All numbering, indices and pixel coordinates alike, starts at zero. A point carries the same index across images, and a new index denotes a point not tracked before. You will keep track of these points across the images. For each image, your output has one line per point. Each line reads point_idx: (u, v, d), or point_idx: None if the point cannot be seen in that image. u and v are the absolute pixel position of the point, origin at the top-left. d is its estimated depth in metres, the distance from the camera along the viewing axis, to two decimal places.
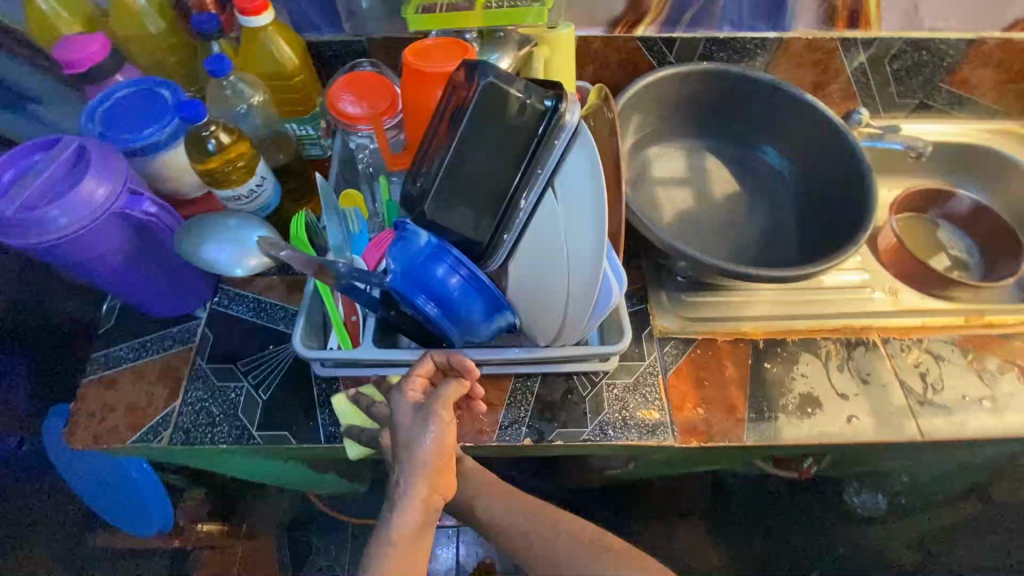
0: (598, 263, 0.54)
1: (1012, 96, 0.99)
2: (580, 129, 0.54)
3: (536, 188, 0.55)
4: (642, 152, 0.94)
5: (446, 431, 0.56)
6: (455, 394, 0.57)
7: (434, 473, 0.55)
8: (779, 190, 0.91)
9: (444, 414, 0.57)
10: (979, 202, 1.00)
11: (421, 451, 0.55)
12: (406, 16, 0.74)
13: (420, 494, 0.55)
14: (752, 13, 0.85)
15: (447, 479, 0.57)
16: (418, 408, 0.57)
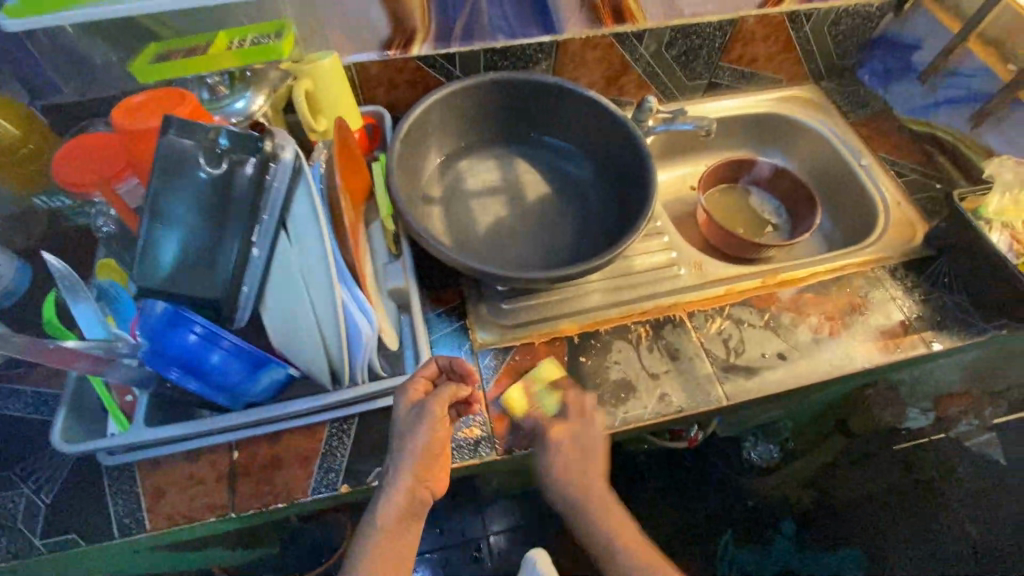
0: (335, 294, 0.53)
1: (788, 64, 1.07)
2: (301, 168, 0.53)
3: (266, 231, 0.53)
4: (452, 167, 0.94)
5: (435, 429, 0.64)
6: (449, 393, 0.65)
7: (424, 464, 0.64)
8: (584, 183, 0.94)
9: (438, 413, 0.64)
10: (776, 165, 1.07)
11: (416, 443, 0.63)
12: (135, 67, 0.69)
13: (406, 484, 0.63)
14: (522, 21, 0.85)
15: (435, 472, 0.65)
16: (416, 408, 0.65)
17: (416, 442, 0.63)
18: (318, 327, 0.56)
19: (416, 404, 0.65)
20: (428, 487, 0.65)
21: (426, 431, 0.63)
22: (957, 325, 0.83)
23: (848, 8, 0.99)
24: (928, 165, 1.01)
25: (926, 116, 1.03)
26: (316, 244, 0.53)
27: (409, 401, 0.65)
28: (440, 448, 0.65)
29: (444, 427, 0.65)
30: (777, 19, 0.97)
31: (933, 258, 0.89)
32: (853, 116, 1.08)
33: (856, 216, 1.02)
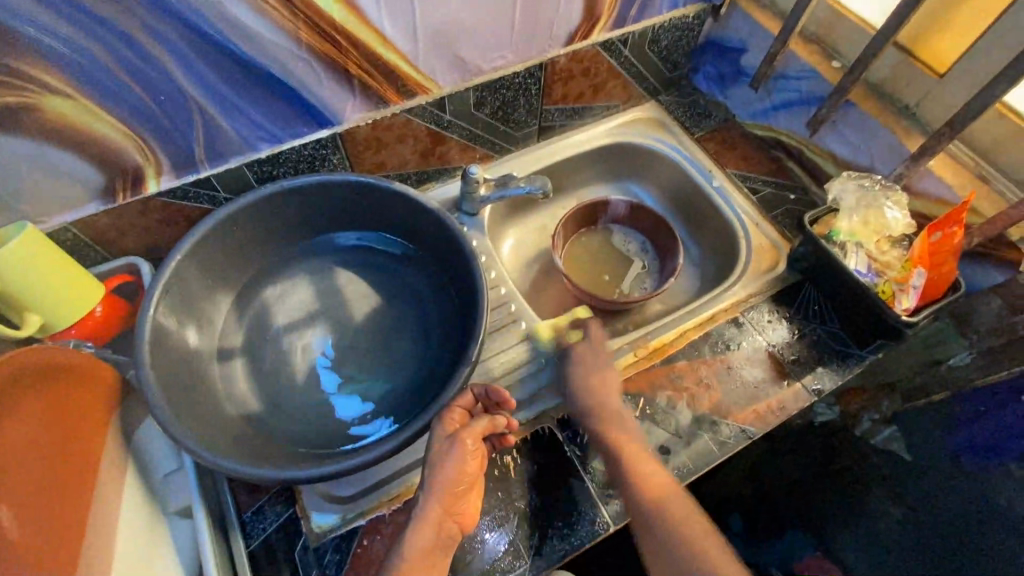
0: None
1: (618, 89, 0.98)
2: None
3: None
4: (255, 298, 0.77)
5: (465, 461, 0.60)
6: (483, 423, 0.62)
7: (453, 495, 0.59)
8: (418, 282, 0.80)
9: (469, 443, 0.61)
10: (631, 202, 0.99)
11: (445, 472, 0.59)
12: None
13: (433, 514, 0.58)
14: (285, 124, 0.69)
15: (464, 504, 0.60)
16: (448, 440, 0.62)
17: (440, 474, 0.59)
18: None
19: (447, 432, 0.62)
20: (457, 521, 0.60)
21: (454, 460, 0.60)
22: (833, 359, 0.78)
23: (664, 24, 0.90)
24: (778, 175, 0.95)
25: (767, 120, 0.97)
26: None
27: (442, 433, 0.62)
28: (472, 480, 0.61)
29: (478, 457, 0.62)
30: (591, 52, 0.86)
31: (798, 286, 0.84)
32: (697, 131, 1.01)
33: (721, 242, 0.96)
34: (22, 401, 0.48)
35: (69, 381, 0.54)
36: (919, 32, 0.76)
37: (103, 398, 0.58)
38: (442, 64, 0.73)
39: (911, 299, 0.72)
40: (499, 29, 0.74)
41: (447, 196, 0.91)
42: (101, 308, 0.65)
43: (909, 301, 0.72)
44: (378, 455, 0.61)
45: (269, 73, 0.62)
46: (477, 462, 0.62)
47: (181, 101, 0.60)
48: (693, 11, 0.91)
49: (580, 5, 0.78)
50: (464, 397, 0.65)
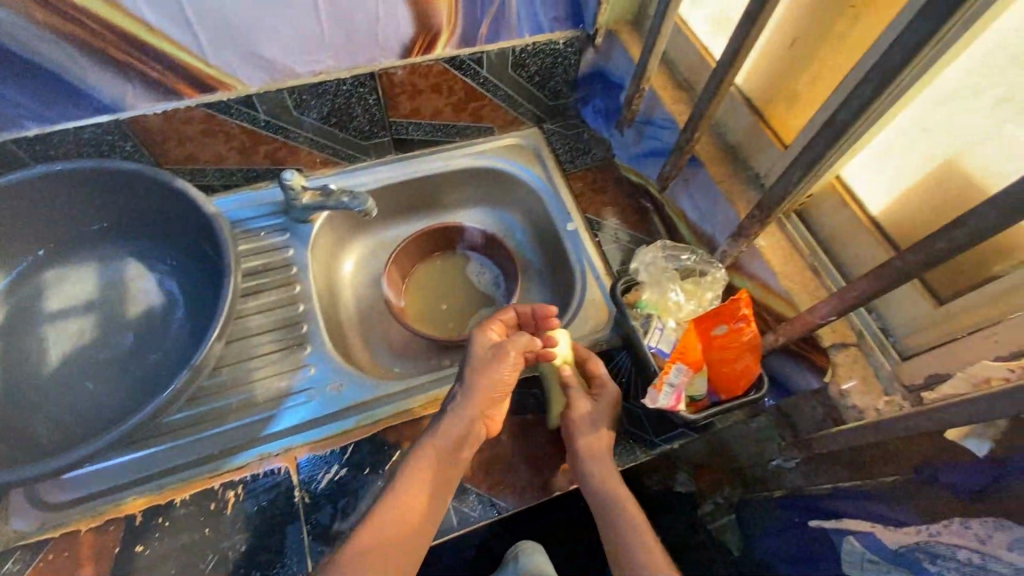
0: None
1: (487, 111, 0.91)
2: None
3: None
4: (32, 279, 0.74)
5: (506, 368, 0.66)
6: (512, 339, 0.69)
7: (487, 400, 0.65)
8: (204, 287, 0.76)
9: (512, 354, 0.67)
10: (485, 231, 0.93)
11: (484, 379, 0.65)
12: None
13: (475, 411, 0.64)
14: (51, 104, 0.65)
15: (496, 408, 0.66)
16: (493, 348, 0.68)
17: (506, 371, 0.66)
18: None
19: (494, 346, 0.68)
20: (489, 420, 0.66)
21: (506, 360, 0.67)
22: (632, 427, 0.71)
23: (528, 48, 0.82)
24: (637, 228, 0.87)
25: (639, 166, 0.89)
26: None
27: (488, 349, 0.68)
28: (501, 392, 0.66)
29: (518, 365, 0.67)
30: (435, 69, 0.79)
31: (614, 352, 0.77)
32: (570, 167, 0.94)
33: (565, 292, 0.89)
34: None
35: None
36: (771, 95, 0.67)
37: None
38: (238, 59, 0.68)
39: (666, 396, 0.62)
40: (301, 28, 0.68)
41: (275, 198, 0.86)
42: None
43: (666, 398, 0.63)
44: (54, 471, 0.57)
45: (10, 49, 0.59)
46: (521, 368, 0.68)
47: None
48: (564, 38, 0.83)
49: (408, 14, 0.72)
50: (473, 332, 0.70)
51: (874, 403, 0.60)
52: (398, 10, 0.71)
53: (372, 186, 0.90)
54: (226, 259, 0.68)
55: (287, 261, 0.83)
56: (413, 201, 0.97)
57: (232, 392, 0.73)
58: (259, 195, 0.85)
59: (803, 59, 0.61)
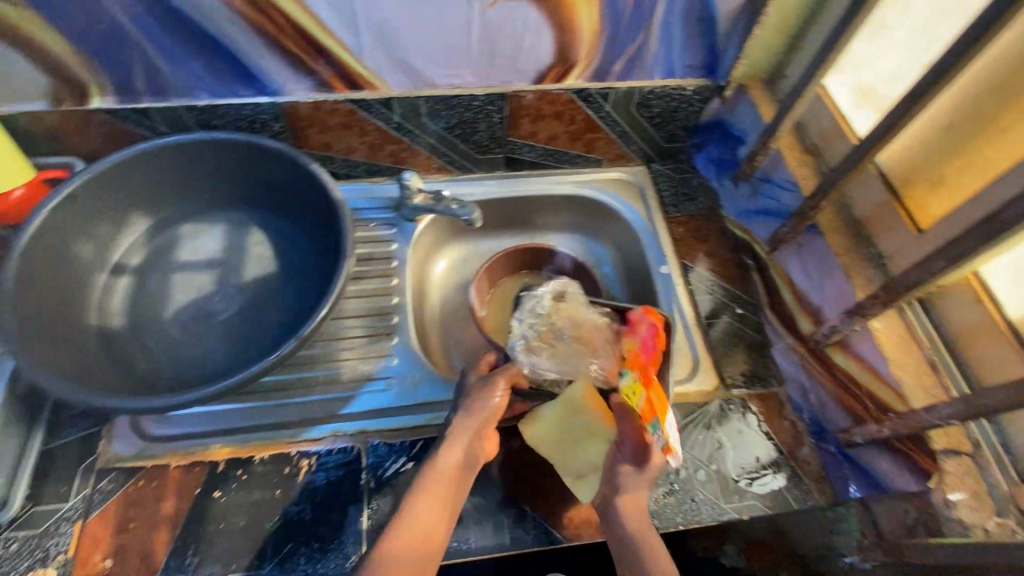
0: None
1: (601, 143, 0.93)
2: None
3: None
4: (169, 230, 0.82)
5: (500, 400, 0.68)
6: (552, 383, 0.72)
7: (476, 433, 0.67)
8: (313, 265, 0.81)
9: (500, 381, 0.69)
10: (576, 259, 0.94)
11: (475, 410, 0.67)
12: None
13: (473, 438, 0.66)
14: (225, 81, 0.72)
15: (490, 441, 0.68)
16: (483, 382, 0.69)
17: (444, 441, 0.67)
18: None
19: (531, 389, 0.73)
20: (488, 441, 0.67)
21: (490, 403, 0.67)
22: (739, 493, 0.69)
23: (656, 90, 0.83)
24: (735, 284, 0.85)
25: (748, 223, 0.88)
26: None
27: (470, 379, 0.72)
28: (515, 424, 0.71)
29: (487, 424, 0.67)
30: (563, 98, 0.82)
31: (694, 405, 0.75)
32: (673, 212, 0.93)
33: None
34: None
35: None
36: (911, 176, 0.64)
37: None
38: (390, 65, 0.74)
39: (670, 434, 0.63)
40: (451, 45, 0.72)
41: (388, 196, 0.92)
42: (21, 191, 0.73)
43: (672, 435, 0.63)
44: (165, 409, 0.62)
45: (203, 29, 0.66)
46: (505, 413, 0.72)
47: (121, 35, 0.65)
48: (693, 85, 0.83)
49: (551, 44, 0.74)
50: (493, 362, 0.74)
51: (984, 522, 0.58)
52: (542, 39, 0.74)
53: (477, 196, 0.94)
54: (345, 247, 0.71)
55: (389, 254, 0.88)
56: (512, 217, 0.99)
57: (319, 366, 0.77)
58: (374, 188, 0.92)
59: (962, 145, 0.58)
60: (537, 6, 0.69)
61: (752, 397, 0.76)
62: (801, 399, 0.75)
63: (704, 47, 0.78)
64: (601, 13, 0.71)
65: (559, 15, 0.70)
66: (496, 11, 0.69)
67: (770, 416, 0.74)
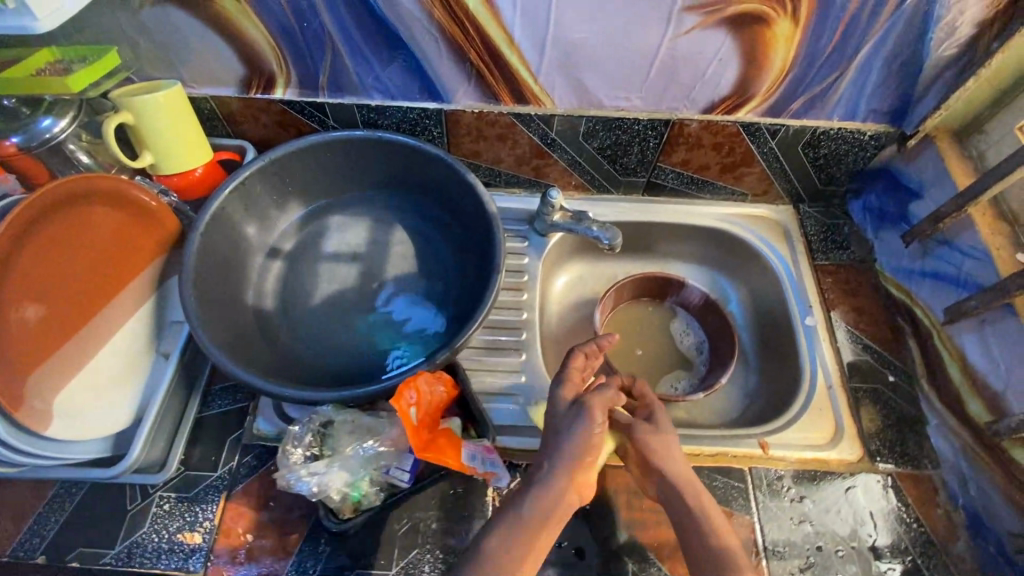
0: (136, 382, 0.67)
1: (751, 179, 0.88)
2: (165, 294, 0.71)
3: (159, 350, 0.69)
4: (320, 219, 0.85)
5: (594, 430, 0.58)
6: (580, 368, 0.65)
7: (575, 466, 0.56)
8: (452, 270, 0.82)
9: (597, 410, 0.59)
10: (707, 295, 0.90)
11: (572, 442, 0.57)
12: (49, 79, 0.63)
13: (564, 484, 0.55)
14: (401, 84, 0.73)
15: (588, 478, 0.57)
16: (574, 404, 0.61)
17: (563, 438, 0.58)
18: (120, 405, 0.64)
19: (558, 376, 0.64)
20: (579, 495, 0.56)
21: (591, 420, 0.58)
22: None
23: (829, 131, 0.78)
24: (887, 348, 0.79)
25: (908, 283, 0.81)
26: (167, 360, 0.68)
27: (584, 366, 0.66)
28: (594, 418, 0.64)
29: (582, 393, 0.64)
30: (729, 129, 0.78)
31: (834, 474, 0.70)
32: (820, 260, 0.87)
33: (782, 388, 0.82)
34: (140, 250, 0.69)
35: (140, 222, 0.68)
36: None
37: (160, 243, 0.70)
38: (563, 83, 0.72)
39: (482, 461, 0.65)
40: (629, 69, 0.70)
41: (523, 208, 0.92)
42: (200, 171, 0.77)
43: (494, 462, 0.66)
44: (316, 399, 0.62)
45: (395, 33, 0.66)
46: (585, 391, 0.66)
47: (319, 34, 0.67)
48: (873, 130, 0.78)
49: (733, 76, 0.71)
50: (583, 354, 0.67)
51: None
52: (726, 71, 0.70)
53: (613, 218, 0.92)
54: (496, 259, 0.73)
55: (521, 267, 0.88)
56: (642, 242, 0.97)
57: None
58: (512, 200, 0.92)
59: None
60: (732, 37, 0.65)
61: (902, 475, 0.70)
62: (959, 487, 0.68)
63: (899, 92, 0.72)
64: (799, 51, 0.66)
65: (753, 49, 0.66)
66: (688, 39, 0.66)
67: (921, 500, 0.68)
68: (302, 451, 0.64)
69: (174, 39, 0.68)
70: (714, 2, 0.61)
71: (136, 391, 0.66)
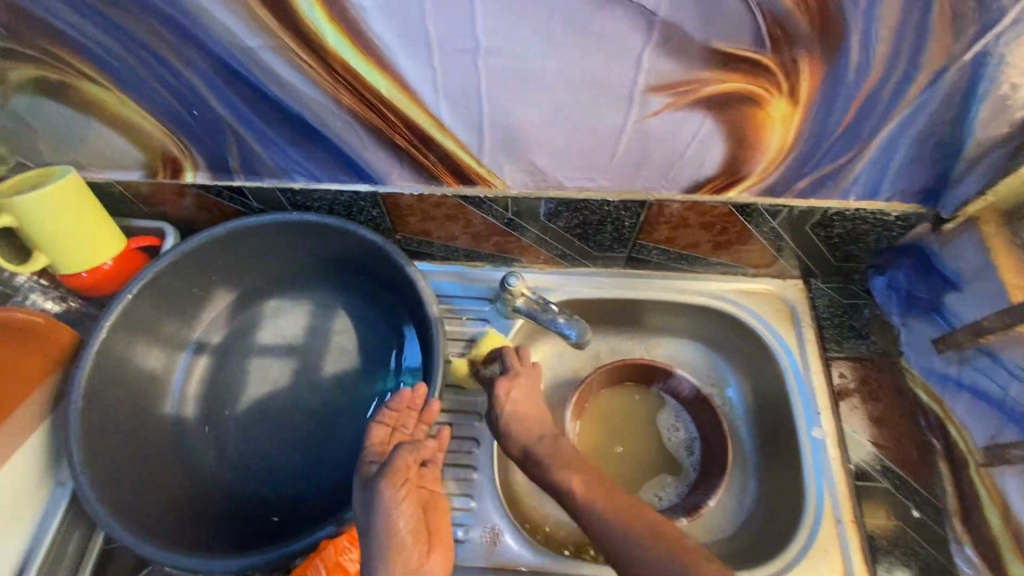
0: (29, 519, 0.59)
1: (751, 254, 0.75)
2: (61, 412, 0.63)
3: (58, 478, 0.62)
4: (253, 306, 0.76)
5: (397, 508, 0.50)
6: (409, 457, 0.54)
7: (411, 539, 0.50)
8: (396, 367, 0.73)
9: (392, 483, 0.51)
10: (697, 387, 0.78)
11: (385, 529, 0.49)
12: None
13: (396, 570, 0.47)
14: (323, 168, 0.63)
15: (433, 535, 0.52)
16: (367, 490, 0.52)
17: (376, 539, 0.49)
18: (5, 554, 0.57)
19: (379, 470, 0.53)
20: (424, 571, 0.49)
21: (393, 514, 0.50)
22: None
23: (843, 211, 0.64)
24: (911, 473, 0.65)
25: (942, 391, 0.67)
26: (64, 491, 0.61)
27: (375, 439, 0.58)
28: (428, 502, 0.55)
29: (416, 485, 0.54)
30: (719, 209, 0.65)
31: None
32: (834, 351, 0.73)
33: (782, 511, 0.69)
34: (31, 370, 0.60)
35: (22, 338, 0.60)
36: None
37: (53, 359, 0.62)
38: (511, 166, 0.60)
39: None
40: (590, 151, 0.57)
41: (485, 285, 0.80)
42: (111, 264, 0.68)
43: None
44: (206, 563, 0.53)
45: (303, 119, 0.55)
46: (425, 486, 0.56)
47: (217, 121, 0.57)
48: (899, 209, 0.63)
49: (719, 156, 0.57)
50: (379, 427, 0.59)
51: None
52: (710, 152, 0.57)
53: (588, 296, 0.80)
54: (434, 376, 0.64)
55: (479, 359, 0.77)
56: (626, 319, 0.84)
57: None
58: (473, 275, 0.81)
59: None
60: (714, 118, 0.52)
61: None
62: None
63: (932, 172, 0.57)
64: (801, 132, 0.53)
65: (742, 129, 0.53)
66: (658, 120, 0.53)
67: None
68: None
69: (59, 127, 0.59)
70: (686, 82, 0.48)
71: (28, 531, 0.59)
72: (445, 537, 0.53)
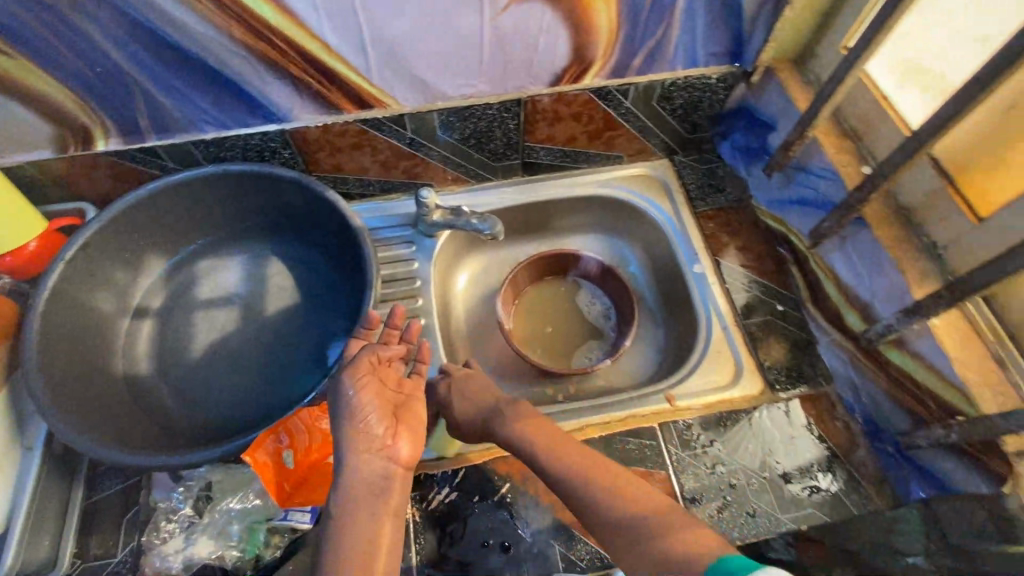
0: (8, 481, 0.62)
1: (621, 141, 0.89)
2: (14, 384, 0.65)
3: (27, 444, 0.64)
4: (190, 266, 0.80)
5: (358, 396, 0.59)
6: (370, 357, 0.62)
7: (375, 420, 0.59)
8: (337, 291, 0.80)
9: (356, 375, 0.60)
10: (603, 262, 0.89)
11: (349, 413, 0.58)
12: None
13: (358, 447, 0.57)
14: (232, 113, 0.69)
15: (404, 422, 0.61)
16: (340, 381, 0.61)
17: (345, 423, 0.58)
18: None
19: (344, 367, 0.62)
20: (390, 451, 0.58)
21: (355, 399, 0.59)
22: (795, 502, 0.66)
23: (677, 82, 0.79)
24: (772, 279, 0.81)
25: (781, 212, 0.83)
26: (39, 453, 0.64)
27: (352, 350, 0.65)
28: (400, 401, 0.63)
29: (384, 382, 0.62)
30: (581, 98, 0.78)
31: (741, 412, 0.72)
32: (700, 206, 0.89)
33: (687, 338, 0.83)
34: None
35: None
36: (971, 156, 0.59)
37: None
38: (400, 82, 0.70)
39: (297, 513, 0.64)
40: (461, 57, 0.69)
41: (404, 213, 0.89)
42: (36, 243, 0.70)
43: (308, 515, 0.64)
44: (193, 460, 0.58)
45: (206, 62, 0.63)
46: (392, 385, 0.63)
47: (123, 76, 0.63)
48: (717, 72, 0.79)
49: (567, 45, 0.70)
50: (357, 342, 0.66)
51: None
52: (558, 41, 0.69)
53: (497, 203, 0.91)
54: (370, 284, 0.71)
55: (411, 274, 0.86)
56: (535, 224, 0.96)
57: None
58: (390, 206, 0.89)
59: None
60: (551, 8, 0.65)
61: (803, 397, 0.72)
62: (852, 397, 0.71)
63: (729, 33, 0.73)
64: (620, 9, 0.66)
65: (575, 14, 0.66)
66: (509, 16, 0.65)
67: (820, 417, 0.71)
68: (178, 531, 0.63)
69: None
70: None
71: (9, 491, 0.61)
72: (416, 424, 0.62)
